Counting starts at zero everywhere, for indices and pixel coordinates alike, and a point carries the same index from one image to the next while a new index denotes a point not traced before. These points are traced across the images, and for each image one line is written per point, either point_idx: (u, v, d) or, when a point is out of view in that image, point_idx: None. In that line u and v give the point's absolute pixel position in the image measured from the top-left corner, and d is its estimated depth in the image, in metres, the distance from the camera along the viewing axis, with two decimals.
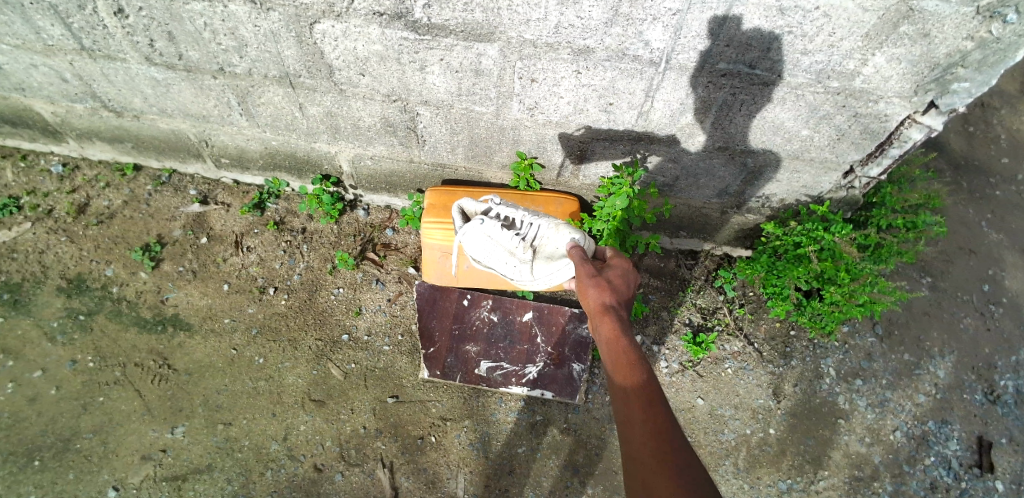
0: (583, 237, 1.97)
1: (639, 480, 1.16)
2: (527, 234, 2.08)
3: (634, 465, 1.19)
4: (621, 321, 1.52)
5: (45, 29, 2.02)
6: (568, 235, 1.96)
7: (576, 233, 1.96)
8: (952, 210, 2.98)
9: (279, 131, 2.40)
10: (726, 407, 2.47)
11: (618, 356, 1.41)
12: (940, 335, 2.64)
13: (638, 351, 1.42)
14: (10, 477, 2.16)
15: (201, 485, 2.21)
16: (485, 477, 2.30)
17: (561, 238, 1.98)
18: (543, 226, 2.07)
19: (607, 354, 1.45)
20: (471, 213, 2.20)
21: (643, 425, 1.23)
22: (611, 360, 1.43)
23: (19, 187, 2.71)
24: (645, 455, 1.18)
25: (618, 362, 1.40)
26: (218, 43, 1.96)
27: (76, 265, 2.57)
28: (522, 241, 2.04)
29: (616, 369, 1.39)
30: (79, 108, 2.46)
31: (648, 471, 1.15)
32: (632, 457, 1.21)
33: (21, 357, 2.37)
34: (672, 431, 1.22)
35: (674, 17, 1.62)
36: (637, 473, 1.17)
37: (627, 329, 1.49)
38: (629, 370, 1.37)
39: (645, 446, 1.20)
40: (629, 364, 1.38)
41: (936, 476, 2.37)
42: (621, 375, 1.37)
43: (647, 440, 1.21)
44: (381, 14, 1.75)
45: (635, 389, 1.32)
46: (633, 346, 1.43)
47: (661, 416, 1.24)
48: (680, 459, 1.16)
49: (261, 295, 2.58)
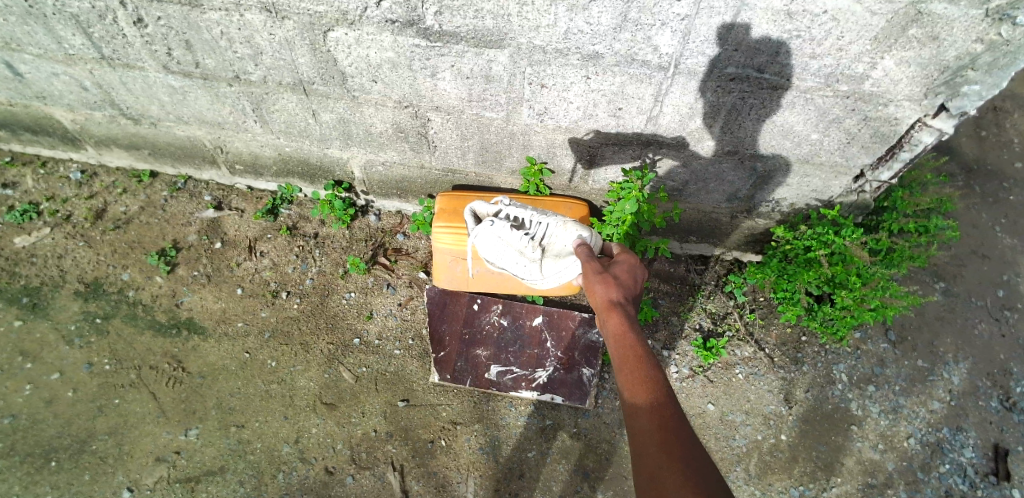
0: (589, 234, 2.06)
1: (645, 471, 1.17)
2: (536, 233, 2.10)
3: (641, 458, 1.19)
4: (627, 317, 1.55)
5: (66, 39, 2.08)
6: (576, 233, 2.04)
7: (584, 230, 2.04)
8: (965, 215, 2.96)
9: (293, 138, 2.44)
10: (737, 412, 2.46)
11: (625, 350, 1.44)
12: (954, 341, 2.62)
13: (644, 347, 1.44)
14: (26, 477, 2.19)
15: (213, 487, 2.23)
16: (495, 481, 2.30)
17: (569, 237, 2.05)
18: (551, 224, 2.11)
19: (615, 349, 1.47)
20: (483, 216, 2.21)
21: (649, 417, 1.25)
22: (617, 354, 1.45)
23: (38, 193, 2.77)
24: (650, 445, 1.20)
25: (625, 357, 1.43)
26: (234, 51, 2.00)
27: (94, 269, 2.61)
28: (532, 240, 2.07)
29: (623, 362, 1.42)
30: (98, 116, 2.51)
31: (655, 463, 1.16)
32: (637, 448, 1.22)
33: (38, 359, 2.41)
34: (678, 424, 1.23)
35: (683, 22, 1.64)
36: (643, 465, 1.18)
37: (633, 324, 1.52)
38: (637, 364, 1.39)
39: (651, 437, 1.21)
40: (637, 358, 1.41)
41: (951, 483, 2.33)
42: (628, 368, 1.39)
43: (652, 431, 1.22)
44: (394, 22, 1.78)
45: (644, 383, 1.33)
46: (640, 341, 1.46)
47: (667, 409, 1.26)
48: (686, 451, 1.17)
49: (274, 299, 2.61)
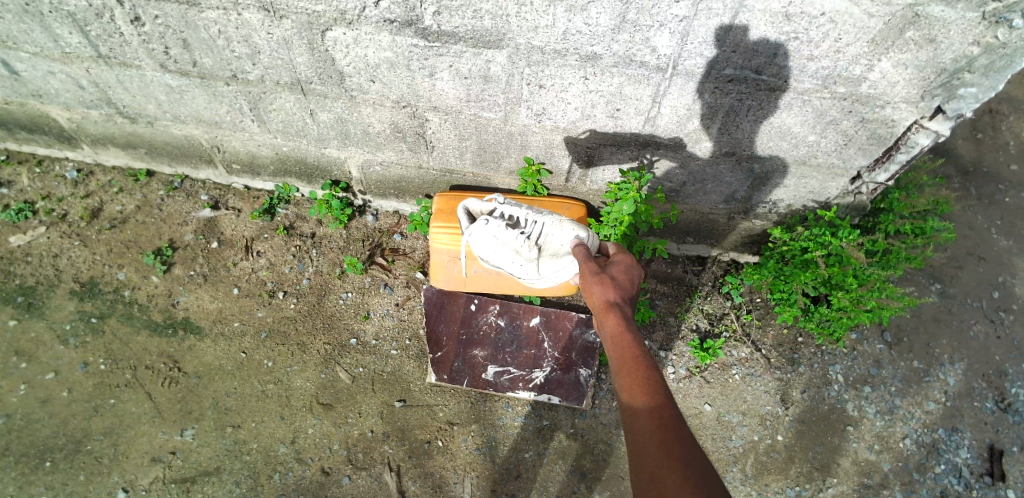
0: (587, 233, 2.04)
1: (644, 471, 1.17)
2: (532, 232, 2.09)
3: (640, 458, 1.19)
4: (625, 317, 1.55)
5: (63, 37, 2.07)
6: (573, 232, 2.02)
7: (581, 231, 2.02)
8: (961, 216, 2.97)
9: (290, 137, 2.43)
10: (733, 413, 2.46)
11: (623, 350, 1.44)
12: (950, 342, 2.63)
13: (642, 347, 1.44)
14: (21, 478, 2.18)
15: (209, 487, 2.22)
16: (491, 481, 2.30)
17: (566, 236, 2.04)
18: (547, 223, 2.09)
19: (613, 349, 1.47)
20: (477, 213, 2.21)
21: (648, 417, 1.25)
22: (615, 354, 1.46)
23: (33, 192, 2.76)
24: (650, 445, 1.20)
25: (623, 357, 1.42)
26: (231, 50, 1.99)
27: (89, 269, 2.60)
28: (528, 240, 2.06)
29: (621, 363, 1.42)
30: (94, 115, 2.50)
31: (654, 463, 1.16)
32: (637, 449, 1.22)
33: (34, 359, 2.40)
34: (677, 424, 1.23)
35: (681, 23, 1.64)
36: (643, 465, 1.18)
37: (631, 325, 1.52)
38: (635, 364, 1.39)
39: (650, 437, 1.21)
40: (635, 358, 1.41)
41: (946, 484, 2.34)
42: (626, 368, 1.39)
43: (652, 431, 1.22)
44: (393, 22, 1.78)
45: (642, 383, 1.33)
46: (638, 341, 1.46)
47: (666, 409, 1.26)
48: (684, 450, 1.17)
49: (270, 299, 2.60)
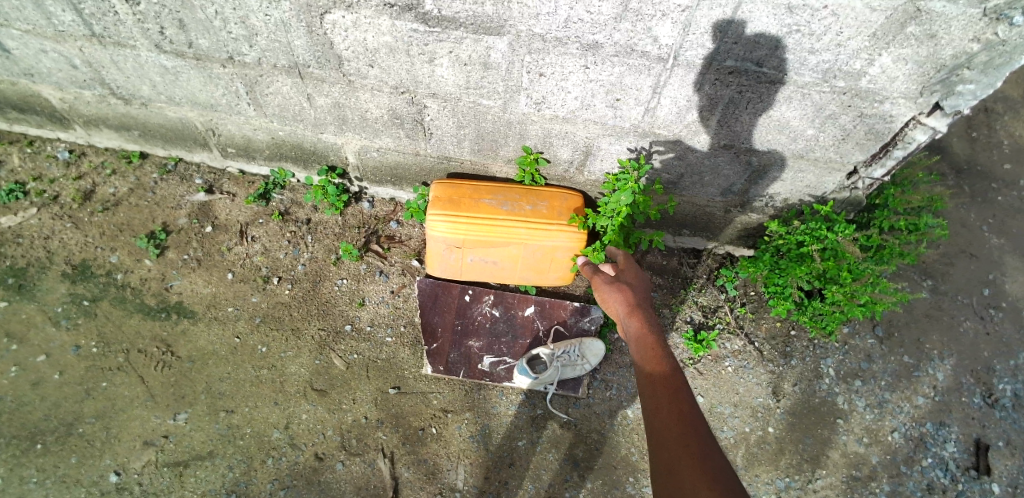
0: (583, 342, 2.49)
1: (663, 465, 1.19)
2: (556, 353, 2.46)
3: (657, 452, 1.22)
4: (649, 322, 1.61)
5: (57, 14, 2.03)
6: (578, 344, 2.49)
7: (577, 342, 2.49)
8: (954, 213, 2.99)
9: (287, 121, 2.41)
10: (725, 405, 2.48)
11: (646, 351, 1.48)
12: (940, 338, 2.65)
13: (663, 347, 1.48)
14: (12, 460, 2.17)
15: (201, 471, 2.22)
16: (485, 469, 2.32)
17: (580, 346, 2.49)
18: (564, 349, 2.47)
19: (636, 350, 1.51)
20: (528, 378, 2.43)
21: (668, 412, 1.27)
22: (638, 353, 1.50)
23: (24, 172, 2.72)
24: (668, 440, 1.22)
25: (647, 355, 1.47)
26: (228, 32, 1.97)
27: (81, 251, 2.57)
28: (555, 353, 2.46)
29: (643, 361, 1.46)
30: (87, 95, 2.46)
31: (671, 456, 1.18)
32: (656, 444, 1.24)
33: (24, 341, 2.37)
34: (695, 418, 1.25)
35: (683, 13, 1.63)
36: (659, 459, 1.21)
37: (654, 328, 1.57)
38: (658, 364, 1.41)
39: (669, 432, 1.23)
40: (657, 358, 1.44)
41: (932, 477, 2.38)
42: (648, 364, 1.43)
43: (671, 426, 1.24)
44: (392, 6, 1.76)
45: (662, 378, 1.36)
46: (660, 342, 1.50)
47: (684, 404, 1.28)
48: (701, 441, 1.20)
49: (265, 284, 2.59)
